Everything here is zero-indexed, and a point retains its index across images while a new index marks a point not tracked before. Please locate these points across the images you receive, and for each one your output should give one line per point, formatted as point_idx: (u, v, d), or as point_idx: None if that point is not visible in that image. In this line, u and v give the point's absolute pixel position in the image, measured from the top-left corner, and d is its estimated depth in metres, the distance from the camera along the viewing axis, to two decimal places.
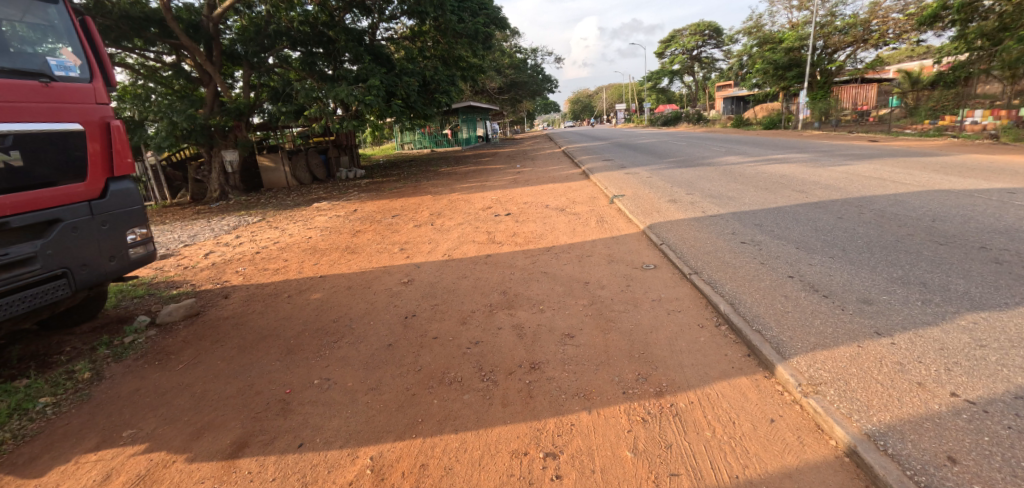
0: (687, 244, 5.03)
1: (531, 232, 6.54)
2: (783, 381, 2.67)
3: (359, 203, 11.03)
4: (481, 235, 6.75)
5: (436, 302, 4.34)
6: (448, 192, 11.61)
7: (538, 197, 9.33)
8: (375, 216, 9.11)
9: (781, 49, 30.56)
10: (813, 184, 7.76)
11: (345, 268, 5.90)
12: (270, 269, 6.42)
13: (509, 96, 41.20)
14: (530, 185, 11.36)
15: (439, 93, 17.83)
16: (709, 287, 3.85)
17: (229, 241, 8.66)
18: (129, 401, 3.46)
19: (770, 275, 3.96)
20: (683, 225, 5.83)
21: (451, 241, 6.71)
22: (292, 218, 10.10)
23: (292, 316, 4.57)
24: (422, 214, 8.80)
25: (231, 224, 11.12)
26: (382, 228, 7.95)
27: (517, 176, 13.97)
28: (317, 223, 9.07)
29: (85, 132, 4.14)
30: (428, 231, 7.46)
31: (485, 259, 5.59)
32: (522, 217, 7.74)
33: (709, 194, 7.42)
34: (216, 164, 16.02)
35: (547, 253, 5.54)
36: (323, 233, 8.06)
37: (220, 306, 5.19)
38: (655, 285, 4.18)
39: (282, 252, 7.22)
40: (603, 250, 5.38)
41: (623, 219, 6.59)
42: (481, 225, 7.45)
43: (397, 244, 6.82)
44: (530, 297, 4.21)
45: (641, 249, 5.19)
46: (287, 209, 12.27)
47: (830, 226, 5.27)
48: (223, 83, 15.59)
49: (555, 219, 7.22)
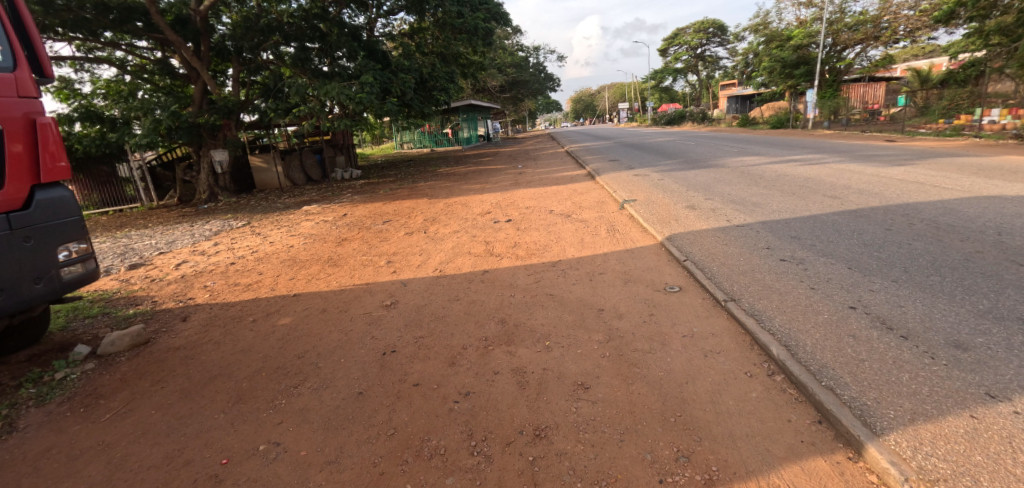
0: (716, 260, 4.31)
1: (534, 243, 5.82)
2: (877, 468, 1.97)
3: (350, 207, 10.35)
4: (478, 246, 6.04)
5: (420, 334, 3.63)
6: (444, 195, 10.90)
7: (542, 200, 8.62)
8: (364, 222, 8.41)
9: (789, 47, 29.80)
10: (845, 188, 7.03)
11: (322, 285, 5.19)
12: (241, 285, 5.73)
13: (511, 95, 40.50)
14: (532, 188, 10.66)
15: (437, 90, 17.06)
16: (753, 322, 3.13)
17: (206, 249, 7.99)
18: (32, 467, 2.77)
19: (826, 306, 3.23)
20: (707, 236, 5.11)
21: (445, 251, 5.99)
22: (278, 223, 9.43)
23: (251, 348, 3.87)
24: (415, 220, 8.09)
25: (214, 228, 10.46)
26: (369, 236, 7.23)
27: (517, 177, 13.27)
28: (302, 229, 8.37)
29: (3, 131, 3.42)
30: (420, 240, 6.75)
31: (481, 275, 4.88)
32: (524, 224, 7.01)
33: (732, 199, 6.68)
34: (205, 164, 15.34)
35: (553, 269, 4.82)
36: (306, 241, 7.37)
37: (174, 332, 4.50)
38: (683, 314, 3.48)
39: (258, 264, 6.52)
40: (617, 266, 4.67)
41: (637, 228, 5.87)
42: (478, 233, 6.74)
43: (384, 255, 6.12)
44: (533, 329, 3.50)
45: (661, 266, 4.48)
46: (275, 212, 11.61)
47: (880, 240, 4.53)
48: (211, 80, 14.90)
49: (561, 227, 6.50)
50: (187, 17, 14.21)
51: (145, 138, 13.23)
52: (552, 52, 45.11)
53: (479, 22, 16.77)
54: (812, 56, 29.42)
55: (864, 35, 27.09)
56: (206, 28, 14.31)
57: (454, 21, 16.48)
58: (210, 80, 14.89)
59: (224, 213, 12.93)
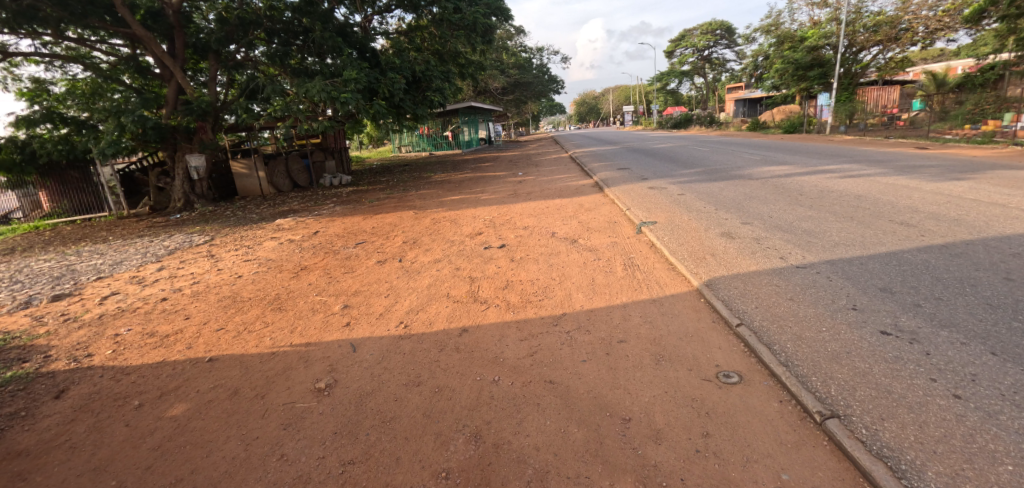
0: (785, 329, 3.06)
1: (531, 281, 4.55)
2: None
3: (325, 221, 9.14)
4: (461, 284, 4.77)
5: (352, 459, 2.38)
6: (434, 208, 9.69)
7: (542, 219, 7.33)
8: (333, 243, 7.14)
9: (803, 48, 28.00)
10: (910, 211, 5.77)
11: (252, 344, 3.94)
12: (158, 337, 4.48)
13: (514, 97, 39.28)
14: (532, 200, 9.43)
15: (432, 91, 15.85)
16: (887, 475, 1.90)
17: (145, 278, 6.77)
18: None
19: (1002, 447, 1.98)
20: (761, 282, 3.82)
21: (417, 291, 4.72)
22: (240, 242, 8.22)
23: (108, 468, 2.63)
24: (393, 243, 6.82)
25: (173, 244, 9.25)
26: (334, 265, 5.98)
27: (517, 186, 12.04)
28: (261, 252, 7.11)
29: None
30: (391, 271, 5.50)
31: (459, 335, 3.60)
32: (520, 252, 5.72)
33: (777, 224, 5.41)
34: (179, 170, 14.11)
35: (554, 330, 3.53)
36: (258, 270, 6.13)
37: (33, 420, 3.27)
38: (757, 438, 2.22)
39: (191, 304, 5.28)
40: (643, 330, 3.39)
41: (663, 265, 4.56)
42: (464, 263, 5.47)
43: (342, 294, 4.86)
44: (523, 459, 2.25)
45: (705, 332, 3.23)
46: (246, 225, 10.40)
47: (1008, 297, 3.27)
48: (185, 79, 13.67)
49: (566, 259, 5.20)
50: (160, 11, 13.01)
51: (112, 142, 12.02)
52: (556, 52, 43.84)
53: (478, 17, 15.57)
54: (827, 58, 28.00)
55: (882, 36, 25.75)
56: (181, 22, 13.12)
57: (451, 17, 15.28)
58: (185, 79, 13.67)
59: (195, 224, 11.75)
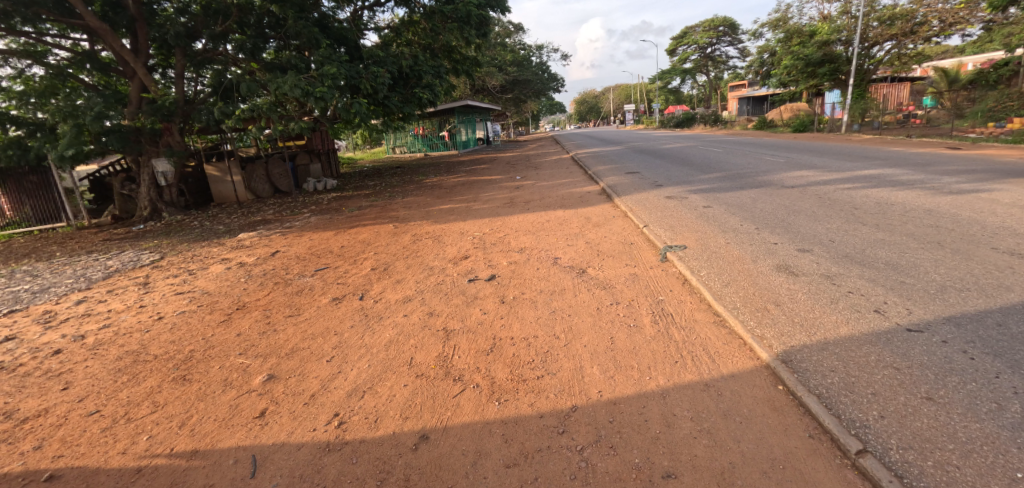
0: (947, 476, 1.84)
1: (525, 342, 3.29)
2: None
3: (291, 238, 7.88)
4: (432, 340, 3.51)
5: None
6: (418, 220, 8.44)
7: (541, 238, 6.09)
8: (288, 268, 5.87)
9: (813, 43, 26.16)
10: (1008, 233, 4.53)
11: (117, 452, 2.73)
12: (11, 422, 3.26)
13: (512, 96, 37.96)
14: (530, 211, 8.18)
15: (421, 88, 14.56)
16: None
17: (53, 316, 5.49)
18: None
19: None
20: (864, 360, 2.58)
21: (371, 352, 3.45)
22: (186, 265, 6.93)
23: None
24: (359, 270, 5.56)
25: (114, 265, 7.96)
26: (278, 303, 4.72)
27: (513, 192, 10.80)
28: (200, 281, 5.82)
29: None
30: (344, 316, 4.23)
31: (413, 448, 2.38)
32: (514, 285, 4.48)
33: (849, 254, 4.14)
34: (145, 175, 12.82)
35: (560, 443, 2.29)
36: (186, 310, 4.88)
37: None
38: None
39: (81, 363, 4.04)
40: (699, 451, 2.15)
41: (708, 318, 3.31)
42: (440, 303, 4.21)
43: (274, 354, 3.62)
44: None
45: (802, 463, 2.01)
46: (207, 239, 9.17)
47: None
48: (148, 76, 12.37)
49: (572, 299, 3.94)
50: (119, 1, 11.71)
51: (68, 143, 10.78)
52: (556, 49, 42.44)
53: (472, 8, 14.39)
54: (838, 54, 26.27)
55: (897, 31, 23.61)
56: (143, 14, 11.87)
57: (443, 8, 14.22)
58: (149, 76, 12.43)
59: (155, 237, 10.53)
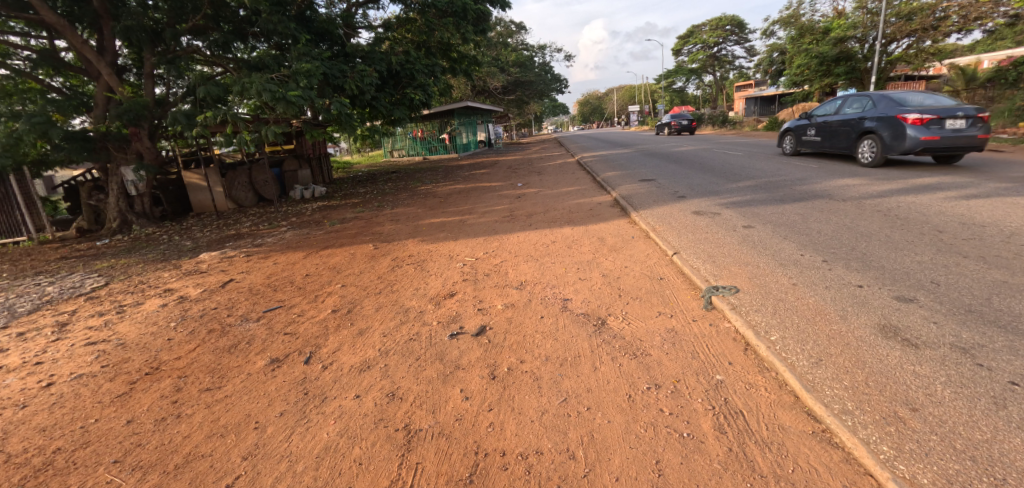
0: None
1: (525, 469, 2.13)
2: None
3: (253, 261, 6.74)
4: (386, 453, 2.36)
5: None
6: (404, 238, 7.32)
7: (546, 268, 4.93)
8: (233, 307, 4.74)
9: (828, 40, 24.72)
10: None
11: None
12: None
13: (515, 97, 36.72)
14: (533, 228, 7.04)
15: (412, 88, 13.44)
16: None
17: None
18: None
19: None
20: None
21: (292, 475, 2.31)
22: (120, 298, 5.78)
23: None
24: (317, 312, 4.42)
25: (46, 295, 6.79)
26: (200, 366, 3.57)
27: (514, 203, 9.66)
28: (122, 325, 4.66)
29: None
30: (274, 394, 3.05)
31: None
32: (511, 343, 3.33)
33: (977, 310, 2.97)
34: (114, 184, 11.72)
35: None
36: (80, 375, 3.72)
37: None
38: None
39: None
40: None
41: (802, 429, 2.17)
42: (406, 376, 3.05)
43: (160, 469, 2.50)
44: None
45: None
46: (165, 260, 8.09)
47: None
48: (112, 76, 11.22)
49: (591, 375, 2.79)
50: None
51: None
52: (560, 49, 41.42)
53: (468, 1, 13.32)
54: (855, 52, 24.64)
55: (916, 26, 21.92)
56: (108, 9, 10.75)
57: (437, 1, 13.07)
58: (114, 77, 11.29)
59: (116, 255, 9.46)
